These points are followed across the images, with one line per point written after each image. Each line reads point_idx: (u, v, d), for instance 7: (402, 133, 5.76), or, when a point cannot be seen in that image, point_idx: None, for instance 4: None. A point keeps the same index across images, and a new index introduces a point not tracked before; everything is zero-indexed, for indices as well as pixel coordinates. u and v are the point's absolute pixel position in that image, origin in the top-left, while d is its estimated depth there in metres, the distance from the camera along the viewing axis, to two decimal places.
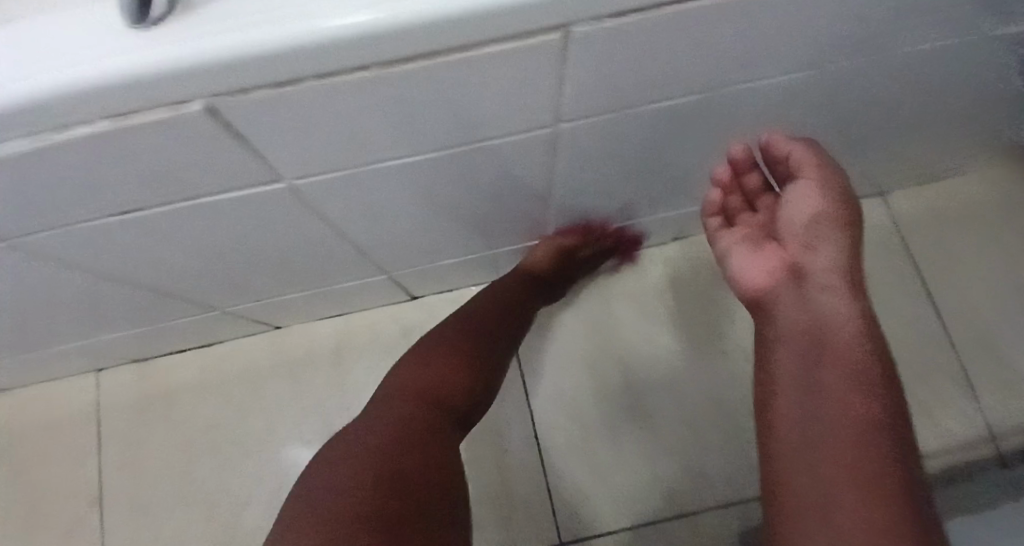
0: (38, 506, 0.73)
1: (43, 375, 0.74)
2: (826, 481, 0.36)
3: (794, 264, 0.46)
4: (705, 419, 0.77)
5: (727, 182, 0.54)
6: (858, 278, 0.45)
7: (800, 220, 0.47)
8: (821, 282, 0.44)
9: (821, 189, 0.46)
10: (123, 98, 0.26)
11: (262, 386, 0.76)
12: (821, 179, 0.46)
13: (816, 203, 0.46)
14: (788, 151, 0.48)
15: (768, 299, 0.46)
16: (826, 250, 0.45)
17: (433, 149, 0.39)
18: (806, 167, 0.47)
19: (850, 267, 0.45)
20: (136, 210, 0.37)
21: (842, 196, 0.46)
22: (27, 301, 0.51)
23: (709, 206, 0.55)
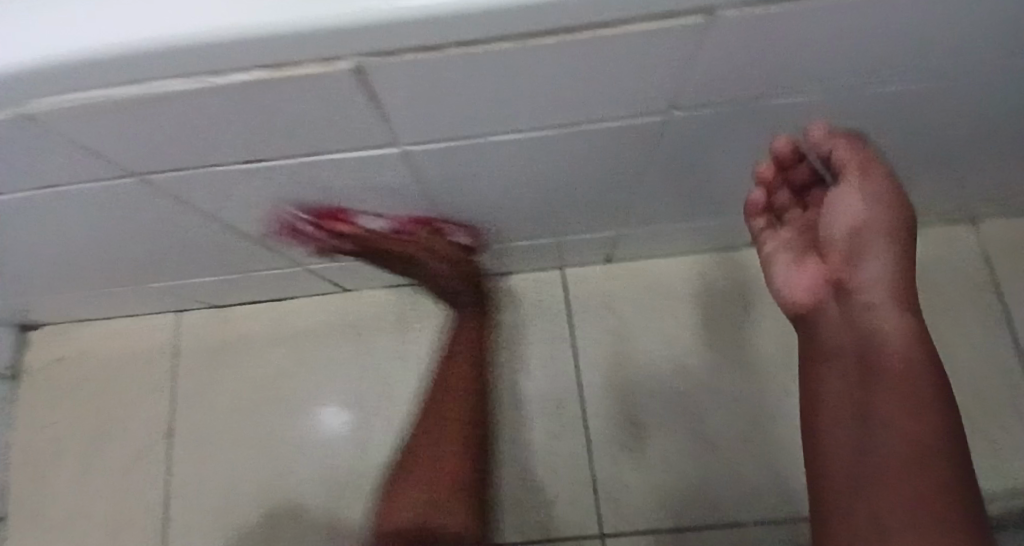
0: (114, 431, 0.78)
1: (129, 310, 0.79)
2: (878, 501, 0.39)
3: (839, 283, 0.43)
4: (760, 430, 0.76)
5: (770, 179, 0.47)
6: (906, 282, 0.43)
7: (843, 231, 0.43)
8: (869, 303, 0.43)
9: (866, 199, 0.41)
10: (284, 49, 0.27)
11: (328, 345, 0.79)
12: (868, 184, 0.41)
13: (859, 216, 0.42)
14: (831, 150, 0.42)
15: (814, 319, 0.45)
16: (873, 266, 0.42)
17: (544, 128, 0.40)
18: (849, 172, 0.42)
19: (899, 276, 0.42)
20: (259, 160, 0.39)
21: (889, 199, 0.41)
22: (135, 237, 0.54)
23: (749, 206, 0.48)
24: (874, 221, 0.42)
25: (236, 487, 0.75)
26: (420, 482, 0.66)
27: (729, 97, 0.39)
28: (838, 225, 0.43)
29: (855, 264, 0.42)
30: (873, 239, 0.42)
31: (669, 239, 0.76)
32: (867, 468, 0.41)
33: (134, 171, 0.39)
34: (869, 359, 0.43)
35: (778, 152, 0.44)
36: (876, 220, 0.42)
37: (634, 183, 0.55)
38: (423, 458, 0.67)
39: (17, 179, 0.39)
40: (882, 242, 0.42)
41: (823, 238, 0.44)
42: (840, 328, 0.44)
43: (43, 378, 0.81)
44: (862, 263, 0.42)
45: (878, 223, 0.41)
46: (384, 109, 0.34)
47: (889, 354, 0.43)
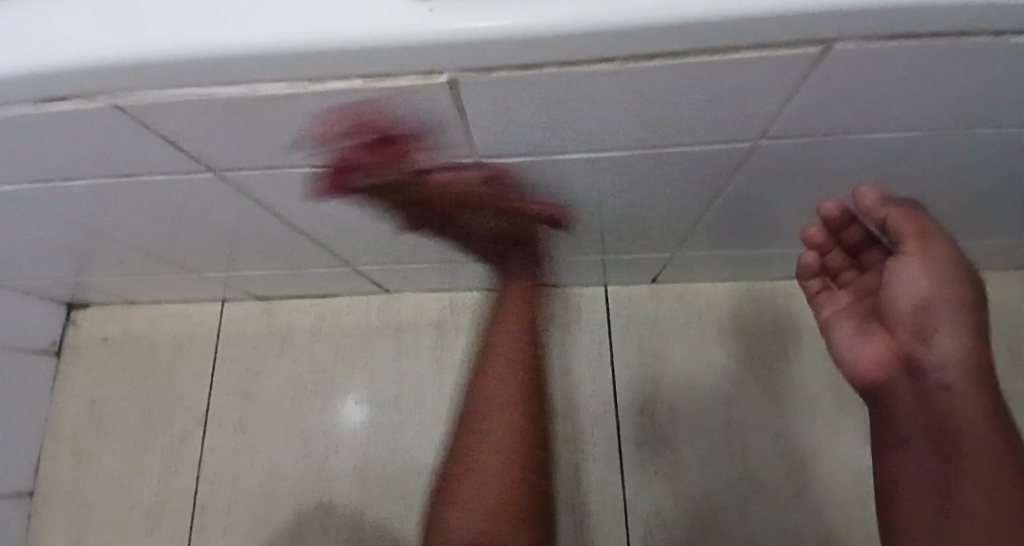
0: (152, 413, 0.79)
1: (177, 295, 0.80)
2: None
3: (906, 356, 0.41)
4: (802, 468, 0.73)
5: (822, 242, 0.48)
6: (978, 349, 0.40)
7: (908, 307, 0.40)
8: (940, 377, 0.40)
9: (928, 269, 0.39)
10: (387, 61, 0.28)
11: (368, 345, 0.79)
12: (929, 259, 0.39)
13: (921, 288, 0.39)
14: (885, 218, 0.40)
15: (882, 393, 0.43)
16: (944, 344, 0.39)
17: (625, 148, 0.39)
18: (906, 242, 0.40)
19: (973, 351, 0.40)
20: (334, 165, 0.39)
21: (955, 273, 0.39)
22: (197, 228, 0.55)
23: (804, 269, 0.49)
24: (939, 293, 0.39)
25: (267, 481, 0.75)
26: (495, 483, 0.59)
27: (821, 131, 0.38)
28: (900, 297, 0.40)
29: (921, 338, 0.40)
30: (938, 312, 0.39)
31: (721, 265, 0.74)
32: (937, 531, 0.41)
33: (213, 166, 0.39)
34: (945, 426, 0.42)
35: (828, 215, 0.45)
36: (942, 296, 0.39)
37: (699, 208, 0.53)
38: (507, 445, 0.61)
39: (100, 165, 0.39)
40: (950, 314, 0.39)
41: (884, 310, 0.42)
42: (912, 401, 0.42)
43: (88, 356, 0.83)
44: (929, 337, 0.40)
45: (943, 295, 0.39)
46: (469, 122, 0.34)
47: (966, 422, 0.41)
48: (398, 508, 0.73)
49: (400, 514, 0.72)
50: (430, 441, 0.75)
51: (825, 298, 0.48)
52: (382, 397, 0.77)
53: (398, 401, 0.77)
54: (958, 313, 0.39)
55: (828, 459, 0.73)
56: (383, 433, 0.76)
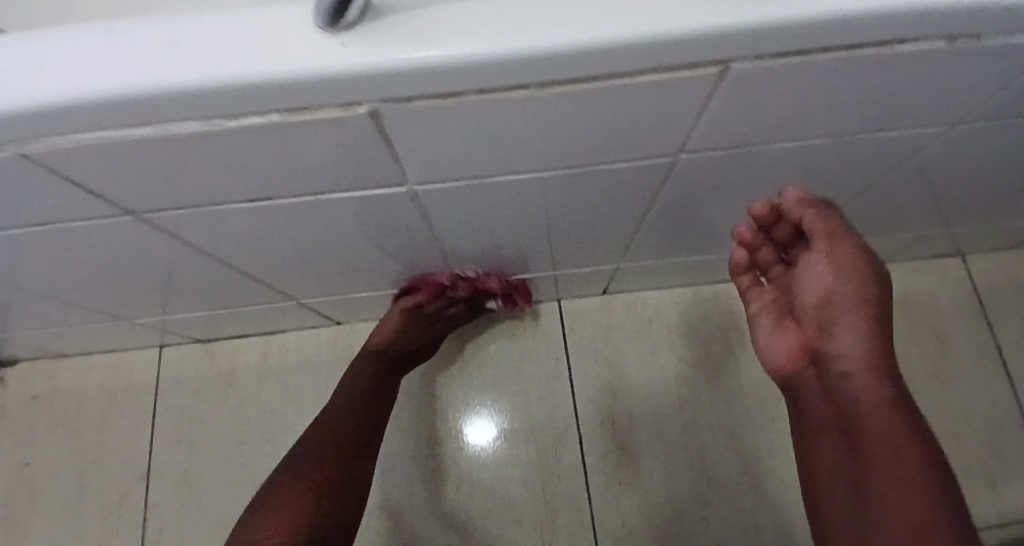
0: (89, 471, 0.75)
1: (111, 345, 0.76)
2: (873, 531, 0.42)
3: (814, 346, 0.46)
4: (759, 464, 0.75)
5: (752, 241, 0.51)
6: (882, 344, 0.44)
7: (816, 300, 0.46)
8: (840, 366, 0.45)
9: (833, 268, 0.45)
10: (303, 96, 0.27)
11: (320, 379, 0.77)
12: (834, 256, 0.45)
13: (826, 281, 0.45)
14: (801, 218, 0.46)
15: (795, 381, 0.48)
16: (844, 335, 0.44)
17: (554, 168, 0.40)
18: (818, 241, 0.45)
19: (873, 342, 0.44)
20: (264, 200, 0.39)
21: (858, 270, 0.44)
22: (125, 273, 0.53)
23: (736, 266, 0.53)
24: (839, 287, 0.44)
25: (219, 531, 0.72)
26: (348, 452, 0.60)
27: (737, 142, 0.40)
28: (810, 292, 0.47)
29: (823, 329, 0.45)
30: (840, 305, 0.44)
31: (665, 273, 0.76)
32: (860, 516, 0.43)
33: (135, 210, 0.38)
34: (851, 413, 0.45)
35: (758, 215, 0.48)
36: (843, 288, 0.44)
37: (636, 220, 0.55)
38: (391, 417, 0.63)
39: (10, 216, 0.37)
40: (850, 307, 0.44)
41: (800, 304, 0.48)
42: (818, 388, 0.47)
43: (14, 416, 0.78)
44: (829, 328, 0.45)
45: (845, 290, 0.44)
46: (396, 150, 0.34)
47: (874, 408, 0.44)
48: None
49: None
50: None
51: (756, 292, 0.52)
52: None
53: None
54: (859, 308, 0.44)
55: (782, 453, 0.75)
56: None
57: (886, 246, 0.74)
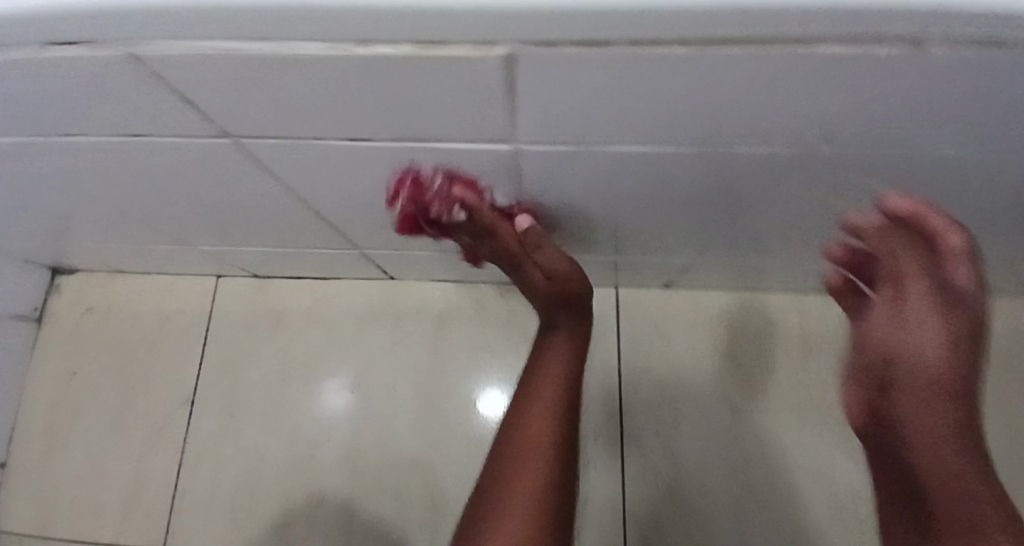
0: (135, 389, 0.76)
1: (168, 268, 0.76)
2: None
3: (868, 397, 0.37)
4: (806, 486, 0.72)
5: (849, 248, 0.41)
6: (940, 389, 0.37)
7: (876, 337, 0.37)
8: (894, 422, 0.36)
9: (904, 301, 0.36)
10: (441, 25, 0.25)
11: (367, 332, 0.76)
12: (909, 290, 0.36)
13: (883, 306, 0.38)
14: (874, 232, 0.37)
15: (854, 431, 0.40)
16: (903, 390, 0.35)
17: (675, 144, 0.37)
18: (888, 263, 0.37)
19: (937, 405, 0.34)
20: (362, 139, 0.36)
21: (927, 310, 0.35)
22: (199, 198, 0.52)
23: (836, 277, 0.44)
24: (883, 317, 0.37)
25: (251, 468, 0.72)
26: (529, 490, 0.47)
27: (880, 142, 0.36)
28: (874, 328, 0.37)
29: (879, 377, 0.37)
30: (877, 338, 0.38)
31: (738, 276, 0.72)
32: None
33: (232, 133, 0.36)
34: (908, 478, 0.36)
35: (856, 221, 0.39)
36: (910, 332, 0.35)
37: (733, 214, 0.51)
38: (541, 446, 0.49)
39: (107, 122, 0.36)
40: (892, 343, 0.37)
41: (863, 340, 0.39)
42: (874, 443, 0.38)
43: (71, 325, 0.79)
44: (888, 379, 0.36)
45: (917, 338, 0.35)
46: (516, 102, 0.31)
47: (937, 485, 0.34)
48: (389, 503, 0.70)
49: (390, 509, 0.70)
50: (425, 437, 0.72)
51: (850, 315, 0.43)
52: (378, 387, 0.74)
53: (395, 392, 0.74)
54: (898, 343, 0.37)
55: (832, 477, 0.72)
56: (378, 424, 0.73)
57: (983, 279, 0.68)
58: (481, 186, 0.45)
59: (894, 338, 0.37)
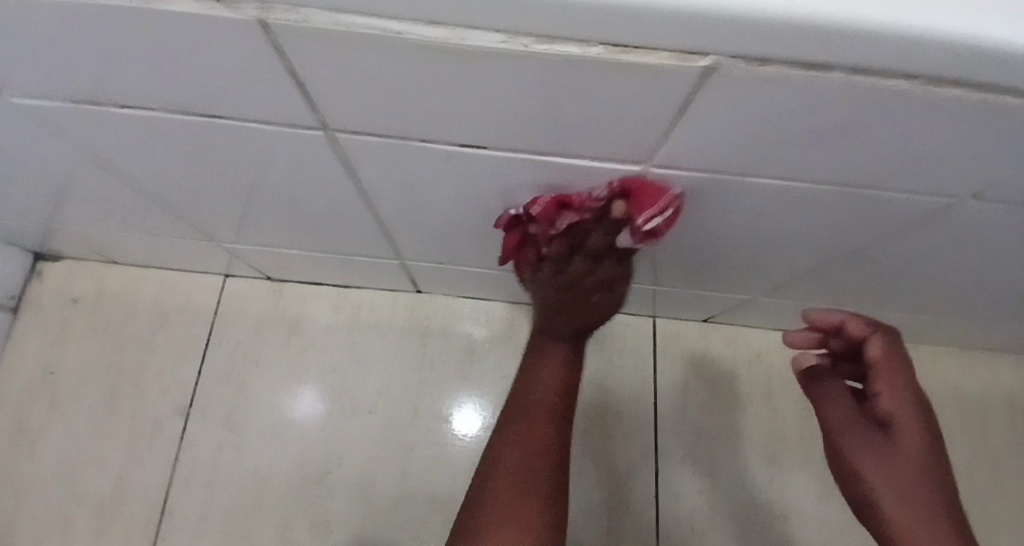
0: (121, 393, 0.68)
1: (172, 262, 0.70)
2: None
3: (851, 453, 0.42)
4: (840, 537, 0.69)
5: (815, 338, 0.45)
6: (925, 477, 0.41)
7: (849, 417, 0.42)
8: (873, 473, 0.41)
9: (892, 385, 0.42)
10: (654, 30, 0.21)
11: (389, 347, 0.71)
12: (892, 381, 0.42)
13: (845, 429, 0.42)
14: (839, 320, 0.43)
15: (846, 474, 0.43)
16: (877, 449, 0.42)
17: (814, 181, 0.34)
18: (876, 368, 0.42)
19: (913, 452, 0.41)
20: (476, 147, 0.32)
21: (912, 402, 0.42)
22: (241, 192, 0.46)
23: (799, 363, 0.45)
24: (852, 432, 0.42)
25: (253, 488, 0.65)
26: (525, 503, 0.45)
27: (1021, 192, 0.35)
28: (845, 410, 0.42)
29: (868, 445, 0.42)
30: (862, 453, 0.42)
31: (783, 318, 0.70)
32: None
33: (329, 124, 0.31)
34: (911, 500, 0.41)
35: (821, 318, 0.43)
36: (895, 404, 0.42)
37: (817, 257, 0.49)
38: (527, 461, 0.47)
39: (177, 94, 0.30)
40: (877, 454, 0.41)
41: (849, 418, 0.42)
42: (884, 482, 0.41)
43: (51, 317, 0.71)
44: (861, 446, 0.42)
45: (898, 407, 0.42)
46: (682, 121, 0.28)
47: (912, 504, 0.40)
48: (405, 534, 0.65)
49: (407, 540, 0.64)
50: (448, 464, 0.67)
51: (826, 397, 0.43)
52: (398, 406, 0.69)
53: (416, 413, 0.69)
54: (881, 450, 0.42)
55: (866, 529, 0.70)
56: (396, 447, 0.67)
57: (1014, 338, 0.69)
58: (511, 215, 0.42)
59: (883, 452, 0.41)
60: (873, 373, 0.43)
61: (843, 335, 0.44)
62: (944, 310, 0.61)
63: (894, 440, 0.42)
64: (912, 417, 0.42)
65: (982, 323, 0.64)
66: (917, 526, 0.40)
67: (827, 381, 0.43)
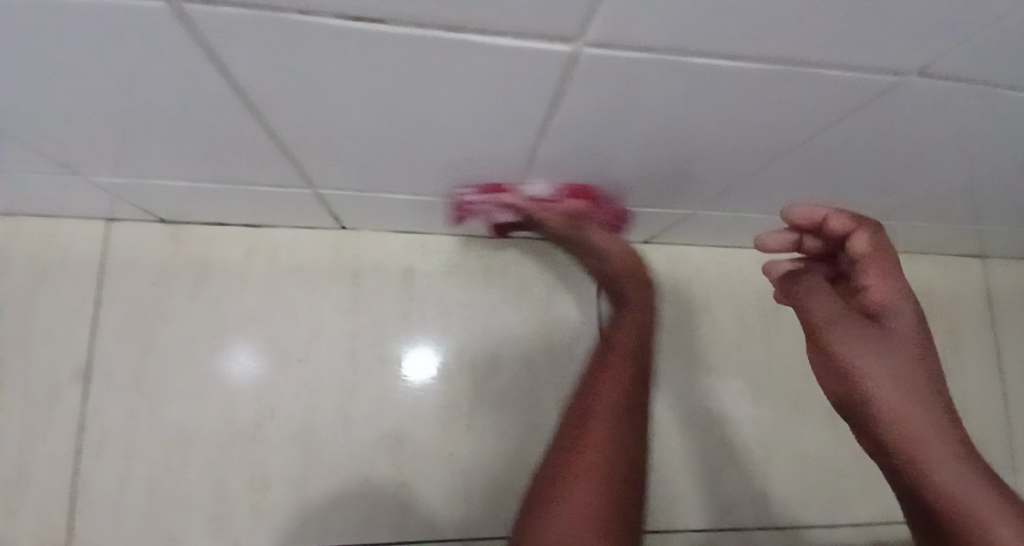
0: (3, 361, 0.60)
1: (46, 208, 0.60)
2: (949, 483, 0.37)
3: (844, 350, 0.41)
4: (778, 438, 0.72)
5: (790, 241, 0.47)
6: (924, 368, 0.40)
7: (834, 315, 0.42)
8: (869, 367, 0.40)
9: (883, 275, 0.43)
10: None
11: (314, 287, 0.65)
12: (881, 272, 0.43)
13: (832, 325, 0.42)
14: (825, 216, 0.44)
15: (840, 375, 0.42)
16: (870, 342, 0.41)
17: (758, 59, 0.31)
18: (865, 262, 0.43)
19: (906, 342, 0.41)
20: (372, 19, 0.26)
21: (900, 291, 0.43)
22: (98, 112, 0.38)
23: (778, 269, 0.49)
24: (839, 329, 0.42)
25: (176, 449, 0.60)
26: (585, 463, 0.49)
27: (971, 64, 0.32)
28: (828, 310, 0.43)
29: (858, 341, 0.41)
30: (853, 348, 0.41)
31: (723, 231, 0.68)
32: (953, 487, 0.37)
33: None
34: (909, 391, 0.40)
35: (800, 216, 0.45)
36: (884, 294, 0.43)
37: (757, 159, 0.46)
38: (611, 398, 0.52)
39: None
40: (869, 347, 0.41)
41: (835, 316, 0.42)
42: (883, 378, 0.40)
43: None
44: (853, 342, 0.41)
45: (887, 296, 0.43)
46: None
47: (911, 395, 0.39)
48: (351, 479, 0.62)
49: (353, 487, 0.61)
50: (387, 404, 0.64)
51: (810, 298, 0.44)
52: (329, 348, 0.64)
53: (351, 356, 0.64)
54: (871, 342, 0.41)
55: (800, 427, 0.73)
56: (331, 392, 0.63)
57: (933, 235, 0.71)
58: (509, 188, 0.52)
59: (875, 344, 0.41)
60: (860, 266, 0.44)
61: (827, 232, 0.45)
62: (876, 213, 0.61)
63: (885, 332, 0.41)
64: (901, 306, 0.42)
65: (909, 222, 0.66)
66: (914, 419, 0.39)
67: (809, 281, 0.45)
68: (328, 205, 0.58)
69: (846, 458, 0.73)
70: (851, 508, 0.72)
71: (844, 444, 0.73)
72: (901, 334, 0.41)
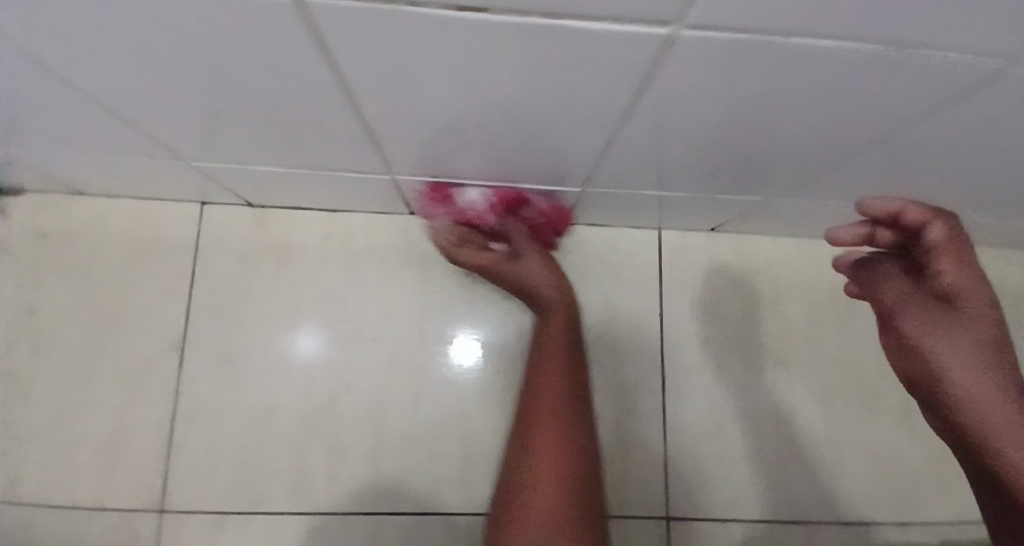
0: (108, 330, 0.65)
1: (147, 191, 0.65)
2: None
3: (917, 337, 0.40)
4: (847, 434, 0.70)
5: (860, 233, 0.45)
6: (1000, 356, 0.38)
7: (904, 302, 0.41)
8: (943, 354, 0.39)
9: (957, 262, 0.40)
10: None
11: (386, 271, 0.68)
12: (956, 260, 0.40)
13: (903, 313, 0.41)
14: (896, 206, 0.42)
15: (916, 361, 0.41)
16: (945, 328, 0.39)
17: (858, 42, 0.30)
18: (938, 249, 0.41)
19: (981, 327, 0.39)
20: (479, 9, 0.27)
21: (976, 277, 0.40)
22: (207, 100, 0.41)
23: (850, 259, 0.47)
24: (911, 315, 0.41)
25: (259, 418, 0.64)
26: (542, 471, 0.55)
27: None
28: (900, 297, 0.41)
29: (929, 328, 0.40)
30: (926, 335, 0.40)
31: (794, 222, 0.67)
32: None
33: None
34: (985, 376, 0.38)
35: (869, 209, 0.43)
36: (957, 281, 0.40)
37: (841, 147, 0.45)
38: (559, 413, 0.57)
39: None
40: (944, 334, 0.39)
41: (907, 303, 0.41)
42: (957, 363, 0.38)
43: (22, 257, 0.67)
44: (926, 328, 0.40)
45: (960, 284, 0.40)
46: None
47: (987, 381, 0.38)
48: (419, 456, 0.64)
49: (421, 463, 0.64)
50: (454, 385, 0.66)
51: (884, 285, 0.43)
52: (400, 330, 0.67)
53: (420, 337, 0.67)
54: (946, 327, 0.39)
55: (871, 424, 0.71)
56: (401, 371, 0.66)
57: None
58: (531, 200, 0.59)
59: (949, 330, 0.39)
60: (931, 255, 0.41)
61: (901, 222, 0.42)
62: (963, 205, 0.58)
63: (959, 319, 0.39)
64: (976, 293, 0.40)
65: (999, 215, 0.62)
66: (996, 406, 0.37)
67: (883, 270, 0.43)
68: (400, 190, 0.60)
69: (919, 458, 0.71)
70: (923, 508, 0.69)
71: (918, 443, 0.71)
72: (975, 319, 0.39)
